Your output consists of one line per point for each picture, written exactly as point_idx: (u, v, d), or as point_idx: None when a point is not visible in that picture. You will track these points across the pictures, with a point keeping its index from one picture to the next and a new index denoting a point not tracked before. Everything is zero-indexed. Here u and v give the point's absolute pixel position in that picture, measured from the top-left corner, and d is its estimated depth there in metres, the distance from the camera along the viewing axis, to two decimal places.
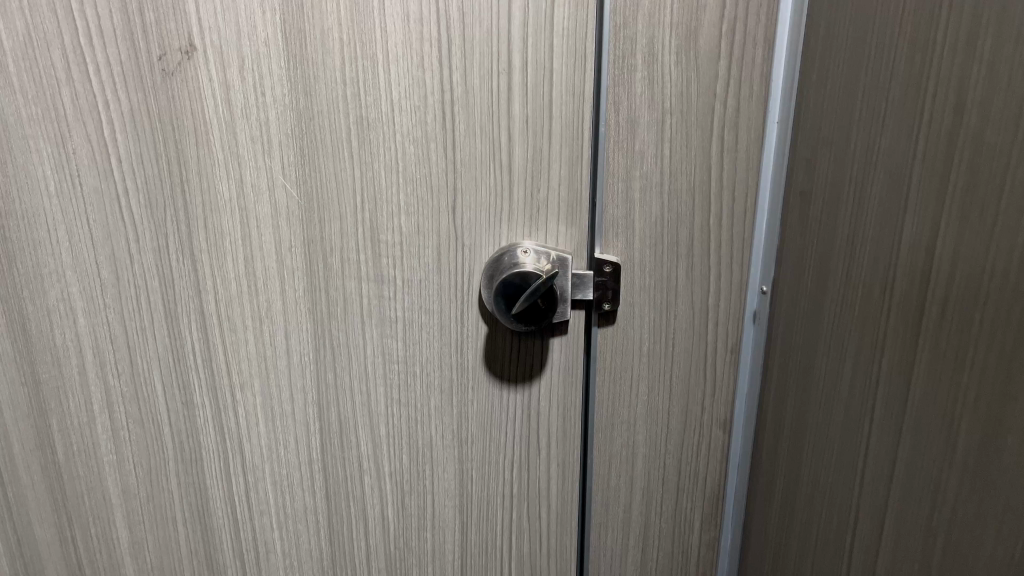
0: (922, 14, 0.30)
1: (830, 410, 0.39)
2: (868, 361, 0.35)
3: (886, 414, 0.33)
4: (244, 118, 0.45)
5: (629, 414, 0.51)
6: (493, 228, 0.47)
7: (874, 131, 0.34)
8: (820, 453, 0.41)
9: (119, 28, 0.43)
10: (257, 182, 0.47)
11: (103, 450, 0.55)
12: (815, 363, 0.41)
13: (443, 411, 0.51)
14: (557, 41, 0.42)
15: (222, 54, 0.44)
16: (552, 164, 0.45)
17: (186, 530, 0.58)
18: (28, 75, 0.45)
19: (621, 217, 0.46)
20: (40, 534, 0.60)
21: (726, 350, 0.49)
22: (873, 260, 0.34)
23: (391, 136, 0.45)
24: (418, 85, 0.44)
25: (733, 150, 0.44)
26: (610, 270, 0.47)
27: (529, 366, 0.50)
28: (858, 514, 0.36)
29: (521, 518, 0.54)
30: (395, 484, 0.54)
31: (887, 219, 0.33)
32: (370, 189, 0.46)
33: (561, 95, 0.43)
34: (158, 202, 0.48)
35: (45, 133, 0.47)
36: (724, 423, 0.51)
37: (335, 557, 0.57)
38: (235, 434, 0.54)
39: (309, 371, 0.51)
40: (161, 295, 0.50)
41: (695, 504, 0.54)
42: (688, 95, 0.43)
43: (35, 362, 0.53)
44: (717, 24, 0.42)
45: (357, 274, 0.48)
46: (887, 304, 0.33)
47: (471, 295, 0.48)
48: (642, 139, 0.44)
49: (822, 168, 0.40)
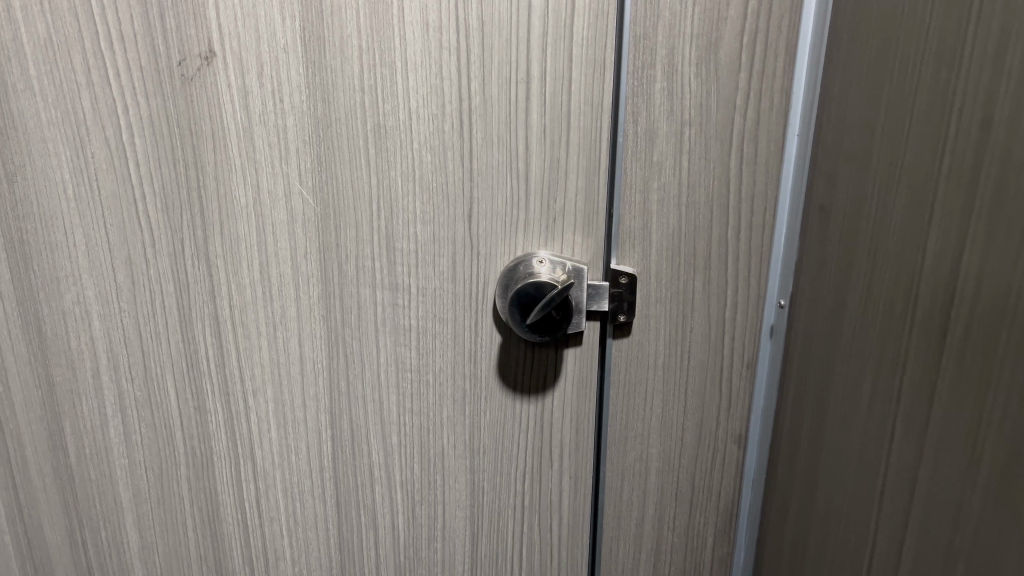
0: (948, 29, 0.30)
1: (848, 429, 0.39)
2: (888, 379, 0.35)
3: (906, 433, 0.33)
4: (262, 124, 0.45)
5: (643, 427, 0.51)
6: (508, 237, 0.46)
7: (897, 145, 0.34)
8: (838, 471, 0.40)
9: (140, 33, 0.44)
10: (274, 188, 0.47)
11: (116, 454, 0.55)
12: (833, 379, 0.40)
13: (455, 420, 0.51)
14: (576, 50, 0.42)
15: (242, 59, 0.44)
16: (569, 173, 0.45)
17: (196, 535, 0.57)
18: (48, 79, 0.45)
19: (638, 228, 0.46)
20: (51, 537, 0.60)
21: (742, 364, 0.49)
22: (895, 276, 0.34)
23: (408, 143, 0.45)
24: (436, 93, 0.43)
25: (752, 162, 0.44)
26: (626, 281, 0.47)
27: (543, 376, 0.49)
28: (877, 534, 0.36)
29: (533, 529, 0.54)
30: (406, 493, 0.54)
31: (910, 235, 0.33)
32: (387, 196, 0.46)
33: (579, 106, 0.43)
34: (175, 207, 0.48)
35: (64, 136, 0.47)
36: (739, 438, 0.51)
37: (344, 566, 0.57)
38: (247, 440, 0.54)
39: (322, 378, 0.51)
40: (176, 300, 0.50)
41: (709, 519, 0.53)
42: (707, 107, 0.43)
43: (49, 365, 0.53)
44: (738, 35, 0.41)
45: (372, 281, 0.48)
46: (910, 320, 0.33)
47: (485, 304, 0.48)
48: (660, 150, 0.44)
49: (843, 182, 0.39)
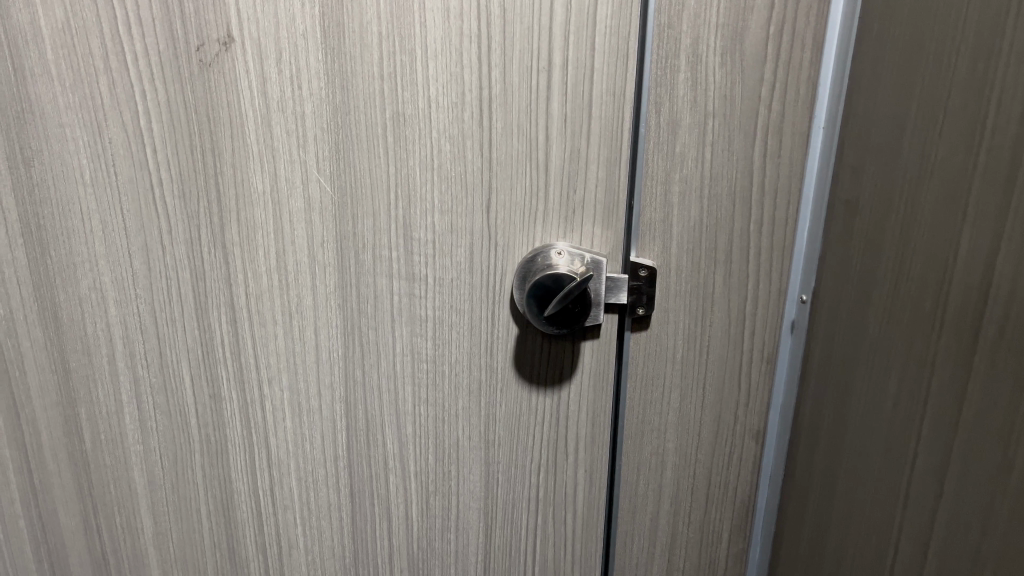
0: (985, 21, 0.29)
1: (871, 429, 0.38)
2: (915, 379, 0.34)
3: (933, 435, 0.32)
4: (280, 111, 0.45)
5: (660, 422, 0.50)
6: (527, 227, 0.46)
7: (929, 139, 0.33)
8: (859, 471, 0.40)
9: (159, 18, 0.43)
10: (291, 176, 0.46)
11: (131, 440, 0.55)
12: (856, 377, 0.40)
13: (471, 411, 0.51)
14: (599, 40, 0.41)
15: (260, 45, 0.43)
16: (590, 164, 0.44)
17: (211, 522, 0.57)
18: (66, 63, 0.45)
19: (659, 221, 0.45)
20: (65, 522, 0.60)
21: (762, 359, 0.48)
22: (924, 273, 0.33)
23: (427, 132, 0.44)
24: (456, 81, 0.43)
25: (776, 154, 0.43)
26: (645, 274, 0.46)
27: (559, 368, 0.49)
28: (900, 535, 0.35)
29: (547, 521, 0.53)
30: (420, 484, 0.54)
31: (941, 232, 0.32)
32: (405, 186, 0.46)
33: (601, 96, 0.43)
34: (192, 194, 0.47)
35: (81, 121, 0.46)
36: (756, 434, 0.50)
37: (358, 556, 0.57)
38: (262, 428, 0.54)
39: (337, 367, 0.51)
40: (192, 287, 0.50)
41: (725, 514, 0.53)
42: (732, 99, 0.42)
43: (65, 351, 0.53)
44: (765, 25, 0.41)
45: (389, 271, 0.48)
46: (940, 319, 0.32)
47: (503, 295, 0.48)
48: (682, 142, 0.43)
49: (870, 177, 0.39)
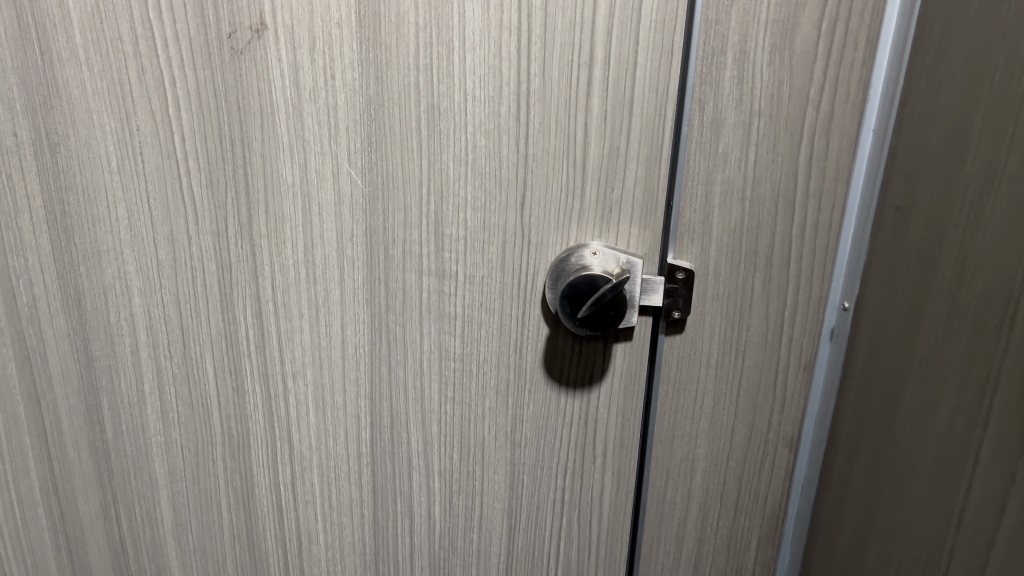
0: None
1: (921, 444, 0.37)
2: (973, 397, 0.33)
3: (995, 456, 0.31)
4: (312, 100, 0.44)
5: (691, 427, 0.49)
6: (561, 225, 0.45)
7: (997, 148, 0.32)
8: (906, 487, 0.38)
9: (190, 4, 0.42)
10: (322, 168, 0.45)
11: (152, 431, 0.55)
12: (905, 390, 0.39)
13: (497, 411, 0.50)
14: (644, 34, 0.40)
15: (293, 33, 0.42)
16: (629, 163, 0.43)
17: (231, 515, 0.57)
18: (94, 47, 0.44)
19: (698, 221, 0.44)
20: (85, 510, 0.59)
21: (799, 367, 0.47)
22: (988, 289, 0.32)
23: (462, 126, 0.43)
24: (494, 74, 0.42)
25: (823, 156, 0.42)
26: (682, 276, 0.45)
27: (590, 369, 0.48)
28: (952, 554, 0.34)
29: (571, 523, 0.52)
30: (444, 483, 0.53)
31: (1010, 247, 0.31)
32: (438, 180, 0.44)
33: (643, 93, 0.41)
34: (220, 184, 0.46)
35: (108, 107, 0.45)
36: (790, 442, 0.49)
37: (378, 552, 0.56)
38: (285, 422, 0.53)
39: (363, 363, 0.50)
40: (217, 278, 0.49)
41: (754, 523, 0.51)
42: (779, 98, 0.41)
43: (88, 340, 0.52)
44: (817, 22, 0.39)
45: (419, 267, 0.47)
46: (1005, 338, 0.30)
47: (534, 295, 0.46)
48: (725, 142, 0.42)
49: (929, 185, 0.37)
